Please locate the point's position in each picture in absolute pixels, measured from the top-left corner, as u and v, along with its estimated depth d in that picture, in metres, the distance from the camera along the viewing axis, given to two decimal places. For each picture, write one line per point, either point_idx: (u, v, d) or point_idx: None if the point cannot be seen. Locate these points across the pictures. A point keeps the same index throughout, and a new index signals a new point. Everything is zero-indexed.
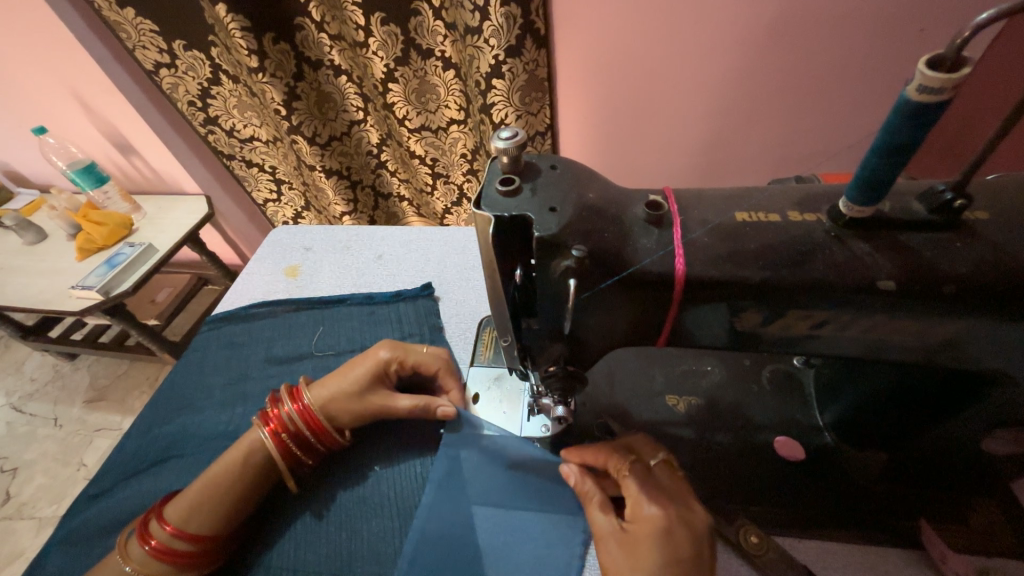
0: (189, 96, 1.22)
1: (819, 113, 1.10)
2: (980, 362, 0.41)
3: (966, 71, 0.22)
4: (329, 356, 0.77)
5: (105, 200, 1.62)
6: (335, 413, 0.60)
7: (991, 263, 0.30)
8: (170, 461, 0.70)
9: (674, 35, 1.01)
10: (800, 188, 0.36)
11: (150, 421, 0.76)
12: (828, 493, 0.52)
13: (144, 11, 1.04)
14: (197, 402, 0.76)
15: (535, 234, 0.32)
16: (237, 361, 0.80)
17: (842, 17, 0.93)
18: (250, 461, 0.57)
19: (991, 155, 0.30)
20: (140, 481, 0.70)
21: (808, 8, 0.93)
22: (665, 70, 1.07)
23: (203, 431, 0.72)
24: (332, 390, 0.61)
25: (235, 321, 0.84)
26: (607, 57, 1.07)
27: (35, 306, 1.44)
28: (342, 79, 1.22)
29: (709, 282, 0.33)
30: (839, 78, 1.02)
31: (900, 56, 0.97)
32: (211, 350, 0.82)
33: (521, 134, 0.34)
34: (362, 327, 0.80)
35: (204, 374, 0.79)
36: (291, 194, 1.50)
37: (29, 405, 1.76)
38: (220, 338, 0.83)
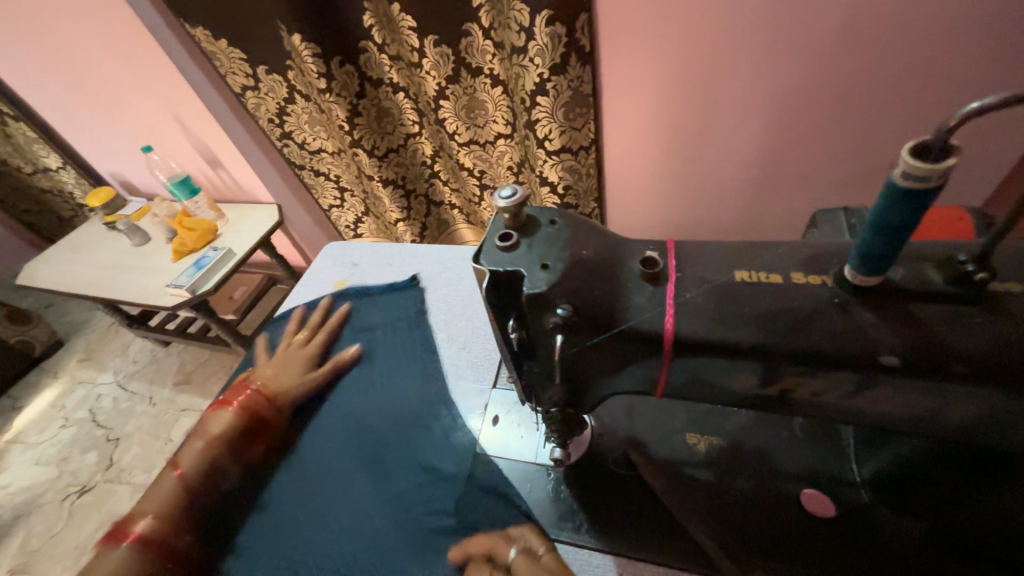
0: (269, 114, 1.36)
1: (892, 122, 1.01)
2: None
3: (953, 161, 0.21)
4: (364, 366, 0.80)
5: (195, 208, 1.84)
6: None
7: (1015, 344, 0.28)
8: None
9: (732, 44, 0.97)
10: (809, 247, 0.34)
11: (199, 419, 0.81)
12: (860, 556, 0.48)
13: (234, 41, 1.18)
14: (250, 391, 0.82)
15: (525, 291, 0.33)
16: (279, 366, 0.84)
17: (920, 22, 0.86)
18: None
19: (1020, 223, 0.27)
20: None
21: (878, 13, 0.86)
22: (722, 77, 1.02)
23: None
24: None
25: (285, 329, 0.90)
26: (659, 70, 1.05)
27: (137, 299, 1.67)
28: (399, 95, 1.30)
29: (702, 341, 0.33)
30: (915, 83, 0.93)
31: (992, 58, 0.87)
32: (258, 356, 0.87)
33: (520, 193, 0.36)
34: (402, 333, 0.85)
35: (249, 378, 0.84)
36: (353, 201, 1.61)
37: (130, 383, 2.04)
38: (270, 344, 0.89)
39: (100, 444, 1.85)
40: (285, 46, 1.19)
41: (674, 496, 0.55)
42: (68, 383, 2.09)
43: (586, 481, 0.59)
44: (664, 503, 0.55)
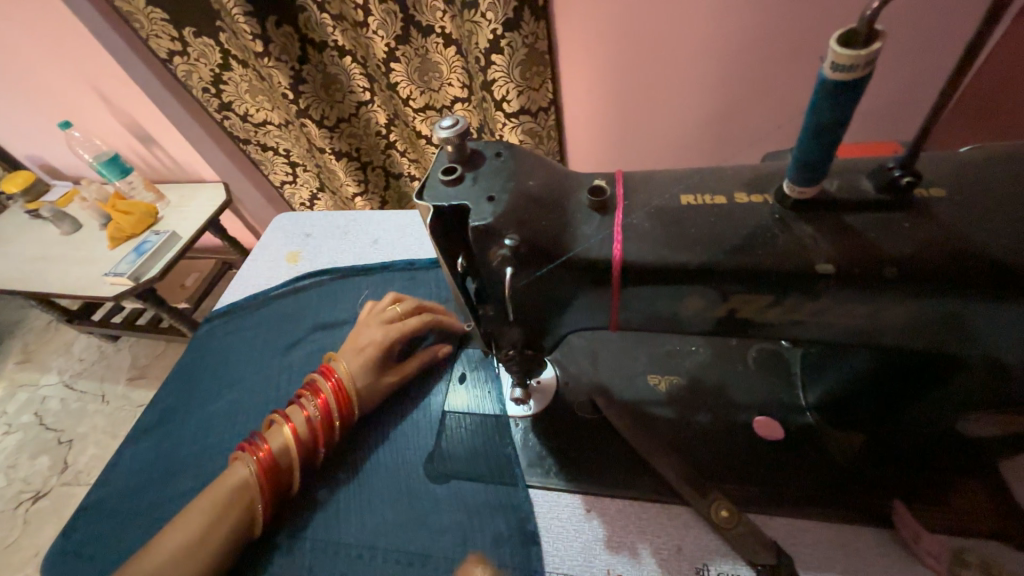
0: (203, 83, 1.24)
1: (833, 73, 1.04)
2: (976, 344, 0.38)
3: (880, 44, 0.21)
4: (329, 335, 0.78)
5: (130, 190, 1.69)
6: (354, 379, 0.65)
7: (939, 244, 0.29)
8: (187, 432, 0.72)
9: None
10: (752, 168, 0.35)
11: (154, 411, 0.77)
12: (804, 472, 0.52)
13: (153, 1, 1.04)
14: (217, 371, 0.79)
15: (471, 224, 0.32)
16: (241, 348, 0.81)
17: None
18: (271, 457, 0.58)
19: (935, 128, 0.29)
20: (139, 457, 0.72)
21: None
22: (679, 29, 1.01)
23: (209, 412, 0.74)
24: (354, 351, 0.67)
25: (240, 311, 0.86)
26: (615, 25, 1.03)
27: (74, 291, 1.54)
28: (347, 60, 1.21)
29: (651, 265, 0.33)
30: None
31: None
32: (213, 342, 0.83)
33: (462, 122, 0.34)
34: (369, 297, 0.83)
35: (209, 363, 0.80)
36: (307, 175, 1.50)
37: (79, 382, 1.91)
38: (226, 328, 0.84)
39: (51, 447, 1.74)
40: (214, 5, 1.07)
41: (639, 435, 0.56)
42: (8, 387, 1.94)
43: (555, 427, 0.60)
44: (627, 442, 0.57)
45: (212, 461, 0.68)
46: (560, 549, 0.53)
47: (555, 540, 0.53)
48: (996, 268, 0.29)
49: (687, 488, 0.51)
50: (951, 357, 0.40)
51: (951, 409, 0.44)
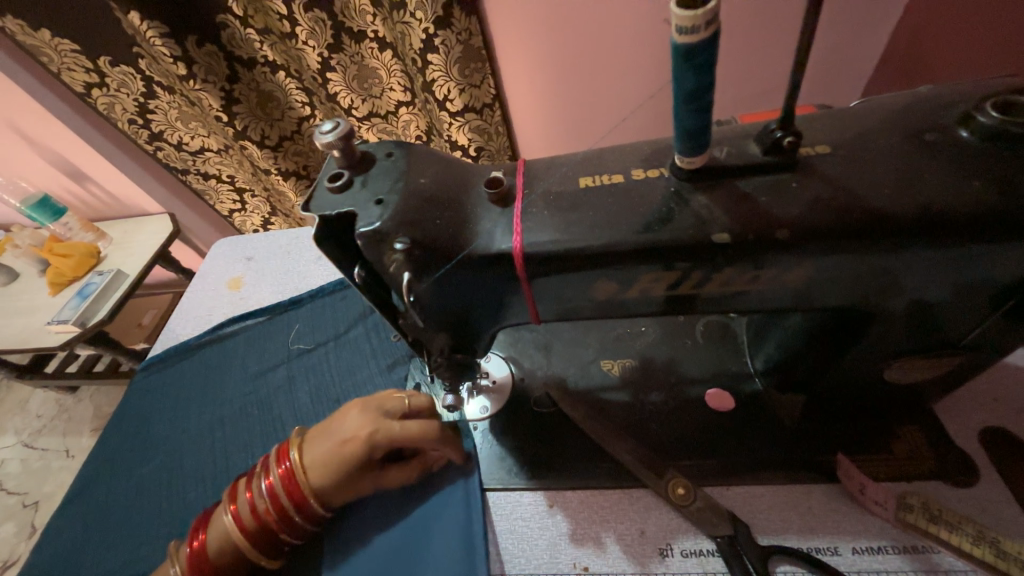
0: (128, 114, 1.15)
1: None
2: (905, 294, 0.37)
3: (715, 3, 0.20)
4: (266, 373, 0.73)
5: (67, 232, 1.59)
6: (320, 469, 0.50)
7: (826, 202, 0.29)
8: (113, 504, 0.66)
9: None
10: (651, 144, 0.34)
11: (85, 478, 0.70)
12: (755, 440, 0.52)
13: (60, 30, 0.97)
14: (145, 439, 0.72)
15: (359, 230, 0.31)
16: (177, 399, 0.75)
17: None
18: (217, 546, 0.49)
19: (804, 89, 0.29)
20: (74, 523, 0.66)
21: None
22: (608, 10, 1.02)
23: (147, 467, 0.68)
24: (329, 446, 0.50)
25: (173, 360, 0.80)
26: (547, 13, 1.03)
27: (15, 345, 1.44)
28: (280, 75, 1.14)
29: (555, 253, 0.31)
30: None
31: None
32: (147, 397, 0.76)
33: (343, 124, 0.32)
34: (299, 334, 0.77)
35: (145, 419, 0.74)
36: (255, 201, 1.44)
37: (39, 441, 1.80)
38: (159, 380, 0.78)
39: (15, 512, 1.63)
40: (127, 29, 0.99)
41: (593, 422, 0.55)
42: None
43: (511, 426, 0.59)
44: (583, 431, 0.56)
45: (153, 518, 0.63)
46: (525, 550, 0.51)
47: (522, 540, 0.52)
48: (881, 220, 0.29)
49: (644, 470, 0.51)
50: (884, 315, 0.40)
51: (877, 370, 0.45)
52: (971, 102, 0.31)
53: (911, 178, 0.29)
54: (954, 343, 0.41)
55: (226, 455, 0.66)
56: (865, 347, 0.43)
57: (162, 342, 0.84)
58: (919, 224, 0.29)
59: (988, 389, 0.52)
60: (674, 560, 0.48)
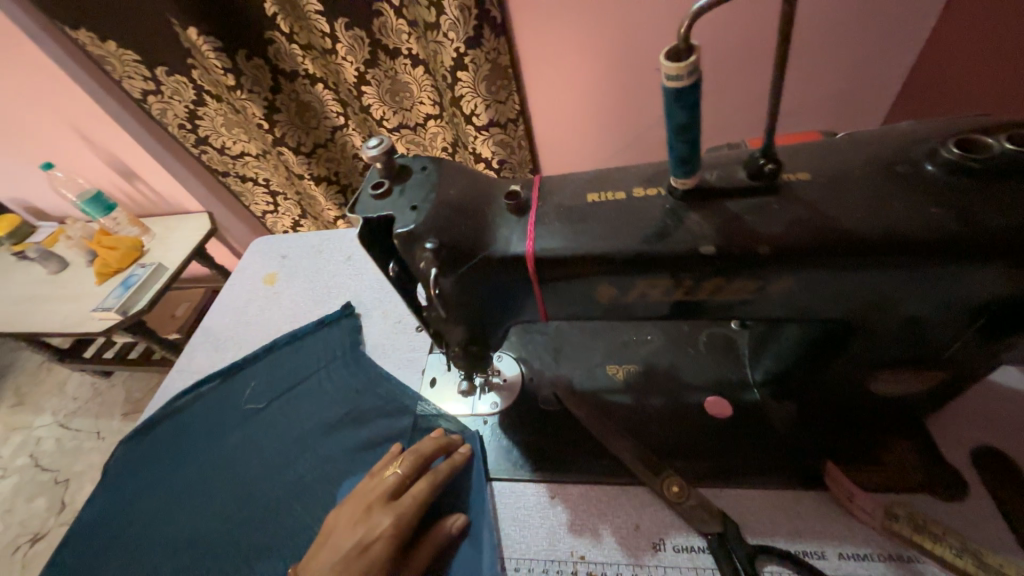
0: (178, 120, 1.25)
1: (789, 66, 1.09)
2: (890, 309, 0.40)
3: (695, 57, 0.25)
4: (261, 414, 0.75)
5: (116, 226, 1.72)
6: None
7: (804, 222, 0.33)
8: (151, 473, 0.73)
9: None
10: (652, 166, 0.39)
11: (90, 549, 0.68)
12: (750, 446, 0.55)
13: (127, 43, 1.07)
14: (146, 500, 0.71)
15: (397, 231, 0.36)
16: (172, 455, 0.74)
17: None
18: None
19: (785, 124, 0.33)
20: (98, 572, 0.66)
21: None
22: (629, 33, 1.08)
23: (158, 525, 0.68)
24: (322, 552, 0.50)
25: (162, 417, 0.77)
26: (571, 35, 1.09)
27: (63, 329, 1.56)
28: (319, 86, 1.23)
29: (562, 257, 0.36)
30: (806, 27, 1.02)
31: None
32: (138, 458, 0.74)
33: (386, 142, 0.38)
34: (288, 371, 0.78)
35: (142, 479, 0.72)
36: (287, 204, 1.53)
37: (74, 421, 1.91)
38: (149, 439, 0.76)
39: (48, 487, 1.74)
40: (184, 42, 1.09)
41: (595, 421, 0.59)
42: (3, 431, 1.94)
43: (519, 421, 0.63)
44: (586, 428, 0.60)
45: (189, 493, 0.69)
46: (526, 536, 0.55)
47: (523, 526, 0.56)
48: (854, 240, 0.32)
49: (641, 468, 0.54)
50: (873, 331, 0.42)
51: (864, 382, 0.48)
52: (944, 137, 0.35)
53: (882, 205, 0.33)
54: (940, 359, 0.43)
55: (231, 489, 0.69)
56: (853, 361, 0.46)
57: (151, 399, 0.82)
58: (888, 243, 0.32)
59: (981, 409, 0.53)
60: (666, 555, 0.51)
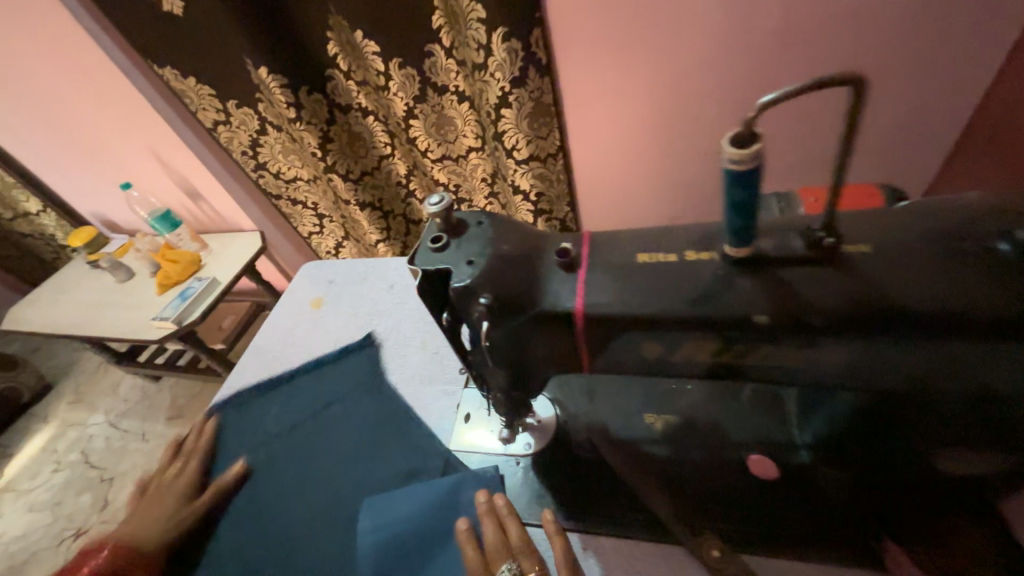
0: (242, 147, 1.36)
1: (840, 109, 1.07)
2: None
3: (758, 146, 0.26)
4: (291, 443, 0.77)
5: (178, 241, 1.85)
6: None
7: (865, 295, 0.32)
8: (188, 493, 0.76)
9: (677, 42, 1.03)
10: (703, 227, 0.39)
11: None
12: (799, 513, 0.52)
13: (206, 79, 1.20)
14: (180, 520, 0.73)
15: (454, 285, 0.38)
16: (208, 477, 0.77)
17: (847, 15, 0.93)
18: None
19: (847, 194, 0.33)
20: None
21: (809, 10, 0.93)
22: (673, 74, 1.08)
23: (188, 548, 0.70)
24: None
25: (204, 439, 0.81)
26: (616, 78, 1.11)
27: (125, 335, 1.68)
28: (370, 119, 1.31)
29: (613, 316, 0.37)
30: (859, 72, 1.00)
31: (922, 46, 0.94)
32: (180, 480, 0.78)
33: (447, 199, 0.40)
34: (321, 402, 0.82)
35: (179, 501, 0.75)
36: (332, 226, 1.60)
37: (123, 421, 2.03)
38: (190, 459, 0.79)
39: (94, 485, 1.84)
40: (253, 79, 1.20)
41: (632, 472, 0.58)
42: (61, 426, 2.08)
43: (552, 467, 0.62)
44: (624, 479, 0.58)
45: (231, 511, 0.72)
46: None
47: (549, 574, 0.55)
48: (920, 317, 0.32)
49: (679, 527, 0.52)
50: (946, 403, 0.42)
51: (923, 447, 0.46)
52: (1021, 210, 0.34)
53: (952, 282, 0.32)
54: (1014, 430, 0.41)
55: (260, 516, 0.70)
56: (917, 423, 0.44)
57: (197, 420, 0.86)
58: (957, 324, 0.32)
59: None
60: None
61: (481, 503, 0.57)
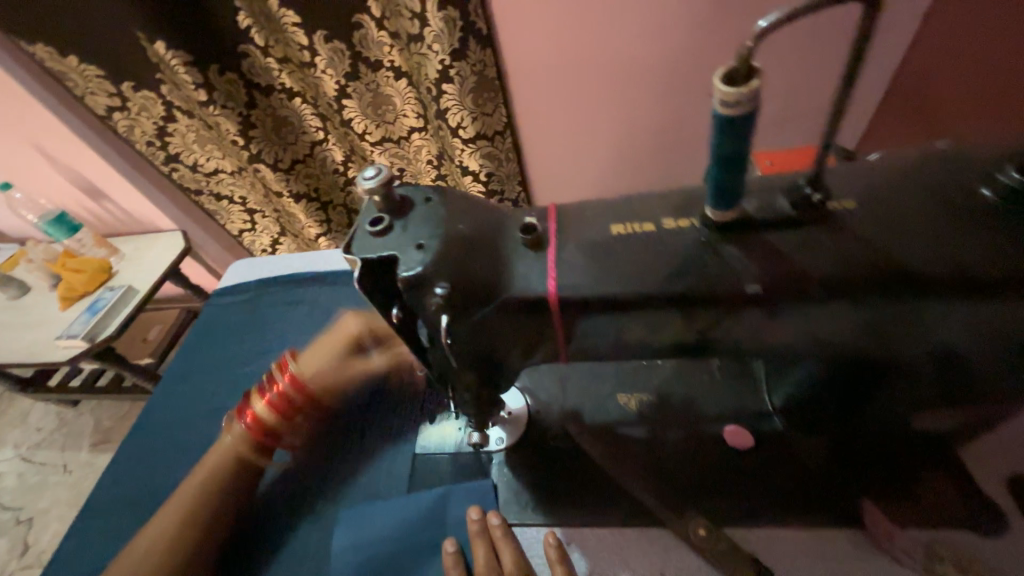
0: (146, 137, 1.14)
1: None
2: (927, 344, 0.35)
3: (758, 81, 0.22)
4: None
5: (82, 247, 1.59)
6: (322, 373, 0.63)
7: (854, 257, 0.30)
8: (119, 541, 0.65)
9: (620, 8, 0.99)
10: (680, 192, 0.35)
11: None
12: (778, 481, 0.51)
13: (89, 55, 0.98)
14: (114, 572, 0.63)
15: (402, 275, 0.32)
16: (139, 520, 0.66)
17: None
18: None
19: (834, 146, 0.31)
20: None
21: None
22: (619, 42, 1.04)
23: None
24: None
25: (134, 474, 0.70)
26: (561, 48, 1.06)
27: (25, 359, 1.44)
28: (297, 101, 1.14)
29: (589, 299, 0.33)
30: None
31: None
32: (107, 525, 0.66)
33: (384, 171, 0.34)
34: None
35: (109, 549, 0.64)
36: (265, 222, 1.39)
37: (38, 454, 1.76)
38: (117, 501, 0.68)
39: (10, 528, 1.59)
40: (152, 58, 1.00)
41: (610, 462, 0.55)
42: None
43: (528, 462, 0.58)
44: (603, 470, 0.56)
45: None
46: None
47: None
48: (906, 275, 0.30)
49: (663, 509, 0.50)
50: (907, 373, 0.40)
51: (902, 409, 0.46)
52: (995, 158, 0.33)
53: (937, 236, 0.30)
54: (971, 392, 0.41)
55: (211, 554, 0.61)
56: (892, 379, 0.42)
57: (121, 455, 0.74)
58: (947, 281, 0.30)
59: None
60: None
61: (473, 523, 0.50)
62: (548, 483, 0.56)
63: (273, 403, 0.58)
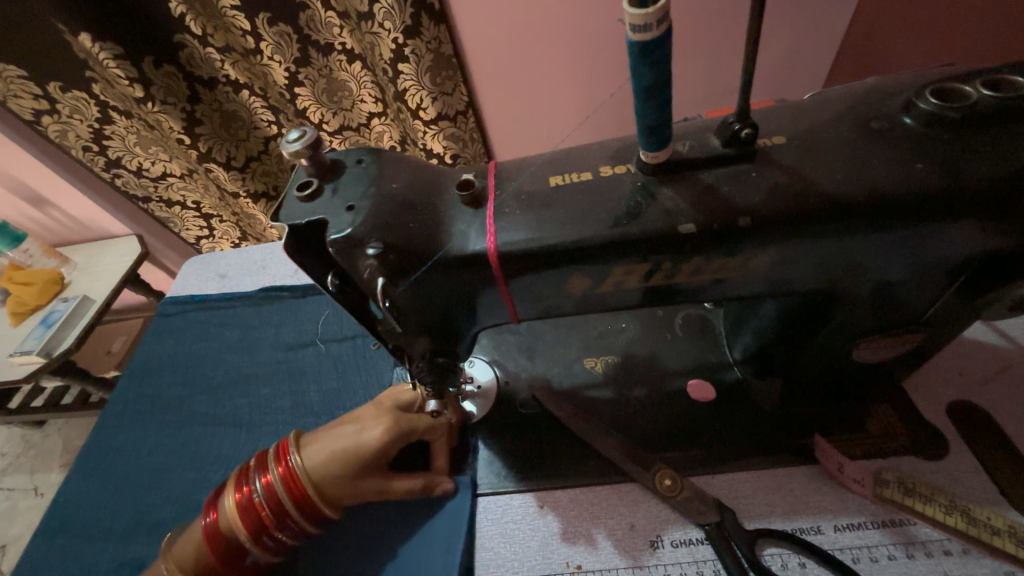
0: (82, 142, 1.06)
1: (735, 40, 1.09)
2: (866, 275, 0.37)
3: (662, 2, 0.23)
4: (208, 467, 0.65)
5: (28, 259, 1.47)
6: (329, 485, 0.48)
7: (783, 189, 0.31)
8: (83, 552, 0.62)
9: None
10: (616, 141, 0.36)
11: None
12: (738, 426, 0.53)
13: (5, 54, 0.89)
14: None
15: (330, 237, 0.32)
16: (108, 528, 0.63)
17: None
18: None
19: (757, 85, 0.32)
20: None
21: None
22: (575, 10, 1.03)
23: None
24: None
25: (98, 484, 0.67)
26: (518, 19, 1.04)
27: None
28: (244, 93, 1.06)
29: (531, 251, 0.32)
30: None
31: None
32: (70, 537, 0.63)
33: (310, 133, 0.33)
34: (236, 414, 0.69)
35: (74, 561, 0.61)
36: (224, 226, 1.33)
37: (4, 480, 1.67)
38: (80, 512, 0.65)
39: None
40: (79, 53, 0.91)
41: (583, 421, 0.55)
42: None
43: (500, 431, 0.58)
44: (569, 429, 0.56)
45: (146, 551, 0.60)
46: (518, 553, 0.51)
47: (512, 541, 0.51)
48: (835, 205, 0.31)
49: (632, 465, 0.51)
50: (856, 304, 0.41)
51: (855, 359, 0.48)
52: (908, 92, 0.35)
53: (858, 166, 0.32)
54: (912, 321, 0.43)
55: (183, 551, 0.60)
56: (841, 313, 0.43)
57: (77, 468, 0.70)
58: (871, 206, 0.31)
59: (953, 365, 0.54)
60: (665, 552, 0.48)
61: None
62: (521, 448, 0.57)
63: (258, 505, 0.46)
